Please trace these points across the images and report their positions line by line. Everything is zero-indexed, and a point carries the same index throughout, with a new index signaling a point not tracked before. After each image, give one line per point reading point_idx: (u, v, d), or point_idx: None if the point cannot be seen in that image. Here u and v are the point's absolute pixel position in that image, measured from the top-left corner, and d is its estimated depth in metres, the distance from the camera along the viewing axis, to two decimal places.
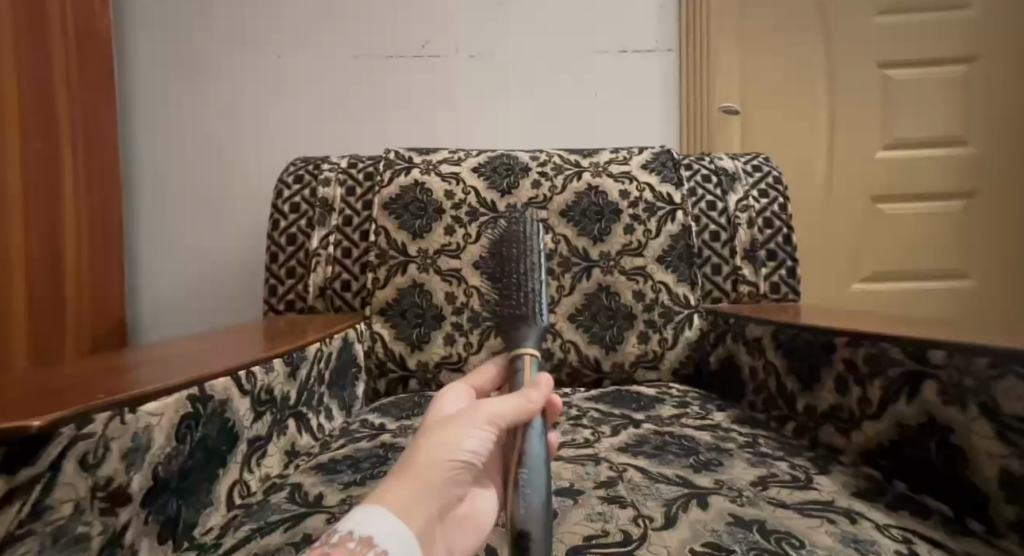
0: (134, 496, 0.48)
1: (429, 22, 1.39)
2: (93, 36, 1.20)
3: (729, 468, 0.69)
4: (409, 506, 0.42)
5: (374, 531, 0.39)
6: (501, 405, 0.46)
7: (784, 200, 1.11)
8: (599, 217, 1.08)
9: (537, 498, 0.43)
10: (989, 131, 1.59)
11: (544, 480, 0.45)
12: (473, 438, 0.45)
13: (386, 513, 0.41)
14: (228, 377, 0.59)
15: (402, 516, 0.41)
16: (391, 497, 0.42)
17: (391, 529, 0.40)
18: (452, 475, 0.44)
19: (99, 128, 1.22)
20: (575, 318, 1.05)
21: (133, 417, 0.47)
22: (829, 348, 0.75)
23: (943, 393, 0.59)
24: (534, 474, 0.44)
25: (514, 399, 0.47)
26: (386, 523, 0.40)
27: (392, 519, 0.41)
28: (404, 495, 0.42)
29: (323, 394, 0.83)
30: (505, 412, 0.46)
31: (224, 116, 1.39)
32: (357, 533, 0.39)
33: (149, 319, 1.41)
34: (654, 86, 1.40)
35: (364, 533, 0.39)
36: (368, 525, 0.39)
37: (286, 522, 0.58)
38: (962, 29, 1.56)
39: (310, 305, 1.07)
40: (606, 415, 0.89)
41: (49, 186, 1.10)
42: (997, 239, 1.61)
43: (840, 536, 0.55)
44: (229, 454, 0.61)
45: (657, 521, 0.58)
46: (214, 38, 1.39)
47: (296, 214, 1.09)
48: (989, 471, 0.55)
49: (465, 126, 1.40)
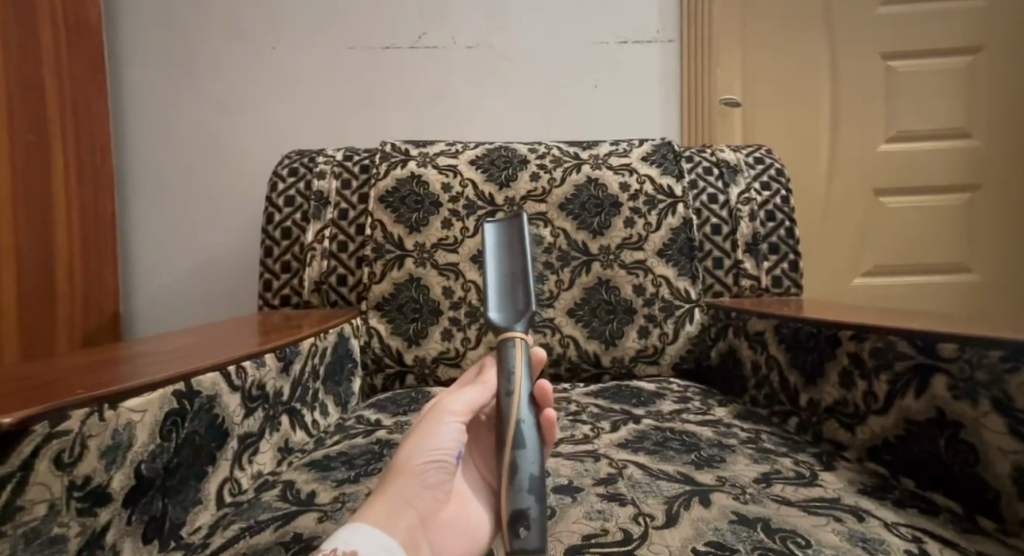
0: (115, 496, 0.46)
1: (427, 12, 1.36)
2: (82, 27, 1.18)
3: (731, 464, 0.68)
4: (391, 511, 0.47)
5: (356, 544, 0.44)
6: (461, 400, 0.53)
7: (787, 192, 1.09)
8: (598, 210, 1.06)
9: (522, 475, 0.47)
10: (994, 123, 1.57)
11: (531, 457, 0.48)
12: (442, 433, 0.52)
13: (367, 526, 0.46)
14: (215, 373, 0.57)
15: (384, 523, 0.47)
16: (372, 510, 0.47)
17: (373, 539, 0.45)
18: (428, 474, 0.50)
19: (90, 120, 1.20)
20: (574, 312, 1.04)
21: (114, 414, 0.45)
22: (833, 342, 0.73)
23: (953, 388, 0.58)
24: (527, 458, 0.48)
25: (470, 394, 0.54)
26: (369, 537, 0.45)
27: (373, 530, 0.46)
28: (383, 502, 0.48)
29: (317, 390, 0.81)
30: (465, 406, 0.53)
31: (218, 109, 1.37)
32: (341, 548, 0.44)
33: (142, 314, 1.40)
34: (654, 78, 1.38)
35: (348, 546, 0.44)
36: (350, 540, 0.45)
37: (276, 521, 0.57)
38: (967, 19, 1.54)
39: (305, 300, 1.05)
40: (606, 410, 0.87)
41: (39, 180, 1.08)
42: (1000, 233, 1.59)
43: (846, 534, 0.53)
44: (219, 451, 0.59)
45: (659, 520, 0.56)
46: (208, 28, 1.36)
47: (291, 207, 1.06)
48: (1002, 468, 0.53)
49: (463, 119, 1.38)
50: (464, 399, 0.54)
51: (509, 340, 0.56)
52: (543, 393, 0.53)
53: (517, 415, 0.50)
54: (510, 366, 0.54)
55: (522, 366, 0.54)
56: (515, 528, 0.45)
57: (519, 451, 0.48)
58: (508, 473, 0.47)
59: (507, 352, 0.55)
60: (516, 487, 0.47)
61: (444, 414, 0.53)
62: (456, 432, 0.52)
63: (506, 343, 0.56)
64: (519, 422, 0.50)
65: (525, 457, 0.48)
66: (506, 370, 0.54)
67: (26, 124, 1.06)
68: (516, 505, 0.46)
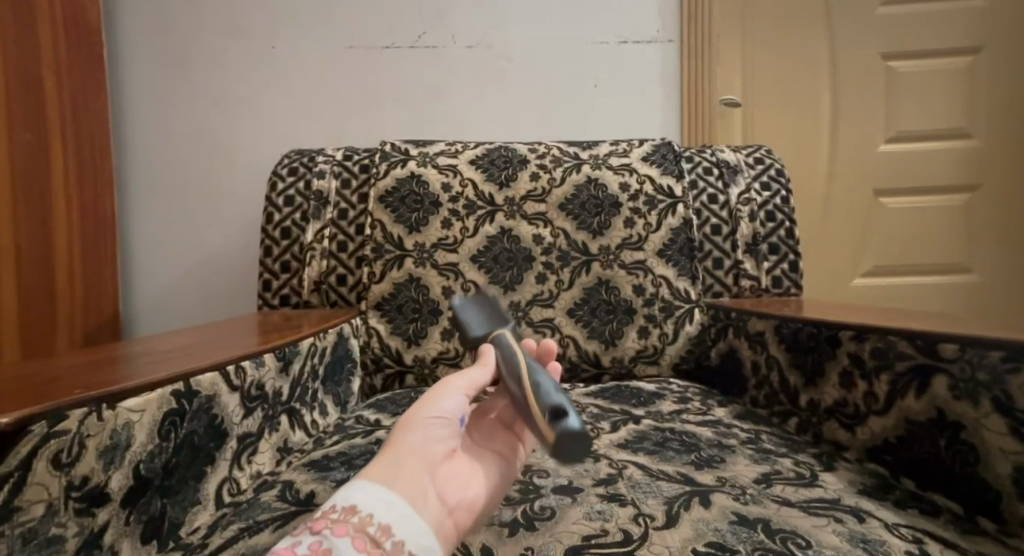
0: (113, 496, 0.46)
1: (426, 12, 1.36)
2: (81, 27, 1.18)
3: (732, 465, 0.68)
4: (393, 469, 0.45)
5: (357, 500, 0.42)
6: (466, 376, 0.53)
7: (787, 192, 1.09)
8: (598, 210, 1.06)
9: (546, 391, 0.48)
10: (993, 124, 1.57)
11: (547, 381, 0.50)
12: (444, 398, 0.51)
13: (369, 482, 0.44)
14: (214, 372, 0.57)
15: (387, 479, 0.44)
16: (372, 468, 0.45)
17: (375, 492, 0.43)
18: (430, 436, 0.48)
19: (89, 119, 1.20)
20: (574, 312, 1.04)
21: (112, 414, 0.45)
22: (833, 342, 0.73)
23: (953, 388, 0.58)
24: (543, 380, 0.50)
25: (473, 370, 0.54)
26: (370, 491, 0.43)
27: (375, 487, 0.43)
28: (384, 461, 0.45)
29: (317, 389, 0.81)
30: (469, 381, 0.53)
31: (218, 107, 1.37)
32: (340, 505, 0.42)
33: (142, 313, 1.40)
34: (654, 77, 1.38)
35: (347, 503, 0.42)
36: (351, 496, 0.42)
37: (275, 521, 0.56)
38: (968, 19, 1.54)
39: (305, 300, 1.05)
40: (605, 410, 0.87)
41: (37, 179, 1.08)
42: (1000, 233, 1.59)
43: (847, 535, 0.53)
44: (218, 451, 0.59)
45: (659, 520, 0.56)
46: (207, 27, 1.36)
47: (290, 207, 1.06)
48: (1002, 469, 0.53)
49: (460, 118, 1.38)
50: (468, 377, 0.53)
51: (495, 335, 0.60)
52: (548, 350, 0.61)
53: (524, 359, 0.53)
54: (505, 343, 0.57)
55: (517, 344, 0.58)
56: (557, 422, 0.44)
57: (535, 377, 0.50)
58: (531, 394, 0.48)
59: (497, 340, 0.59)
60: (544, 399, 0.47)
61: (447, 383, 0.52)
62: (460, 399, 0.52)
63: (496, 335, 0.60)
64: (529, 364, 0.53)
65: (544, 385, 0.49)
66: (501, 345, 0.57)
67: (23, 123, 1.05)
68: (549, 408, 0.46)
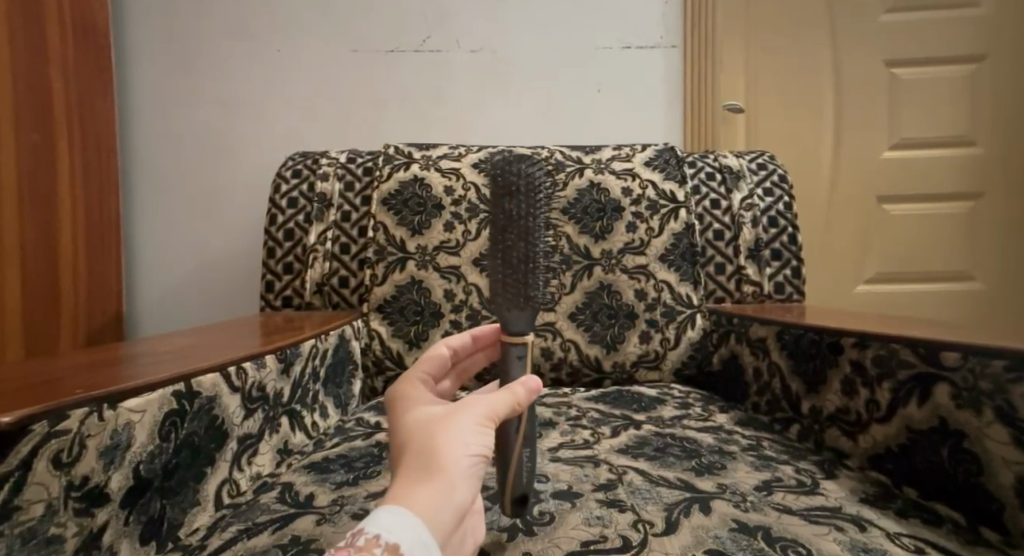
0: (113, 496, 0.46)
1: (429, 15, 1.37)
2: (91, 28, 1.18)
3: (732, 471, 0.68)
4: (438, 508, 0.39)
5: (400, 538, 0.36)
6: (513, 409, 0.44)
7: (790, 198, 1.09)
8: (600, 215, 1.06)
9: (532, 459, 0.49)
10: (997, 132, 1.56)
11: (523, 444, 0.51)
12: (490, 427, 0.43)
13: (411, 516, 0.38)
14: (216, 373, 0.57)
15: (429, 517, 0.38)
16: (417, 496, 0.39)
17: (419, 535, 0.37)
18: (473, 470, 0.42)
19: (96, 119, 1.21)
20: (575, 317, 1.04)
21: (113, 414, 0.46)
22: (835, 349, 0.73)
23: (956, 397, 0.58)
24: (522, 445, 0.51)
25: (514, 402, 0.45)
26: (416, 529, 0.37)
27: (420, 525, 0.37)
28: (431, 492, 0.39)
29: (317, 392, 0.81)
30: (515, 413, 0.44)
31: (223, 108, 1.37)
32: (383, 539, 0.36)
33: (144, 314, 1.40)
34: (654, 84, 1.38)
35: (391, 540, 0.36)
36: (395, 531, 0.36)
37: (275, 523, 0.57)
38: (973, 27, 1.54)
39: (307, 301, 1.05)
40: (606, 415, 0.86)
41: (43, 177, 1.08)
42: (1003, 240, 1.58)
43: (849, 544, 0.53)
44: (219, 452, 0.59)
45: (658, 526, 0.56)
46: (213, 27, 1.37)
47: (294, 209, 1.06)
48: (1004, 479, 0.53)
49: (458, 122, 1.38)
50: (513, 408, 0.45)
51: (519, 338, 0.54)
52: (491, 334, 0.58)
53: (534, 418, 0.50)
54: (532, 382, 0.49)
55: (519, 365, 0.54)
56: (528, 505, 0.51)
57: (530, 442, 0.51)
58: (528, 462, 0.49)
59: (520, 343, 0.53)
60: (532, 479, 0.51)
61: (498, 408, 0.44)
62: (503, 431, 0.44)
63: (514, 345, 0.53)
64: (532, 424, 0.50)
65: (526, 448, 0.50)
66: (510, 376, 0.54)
67: (31, 121, 1.06)
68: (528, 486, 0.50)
